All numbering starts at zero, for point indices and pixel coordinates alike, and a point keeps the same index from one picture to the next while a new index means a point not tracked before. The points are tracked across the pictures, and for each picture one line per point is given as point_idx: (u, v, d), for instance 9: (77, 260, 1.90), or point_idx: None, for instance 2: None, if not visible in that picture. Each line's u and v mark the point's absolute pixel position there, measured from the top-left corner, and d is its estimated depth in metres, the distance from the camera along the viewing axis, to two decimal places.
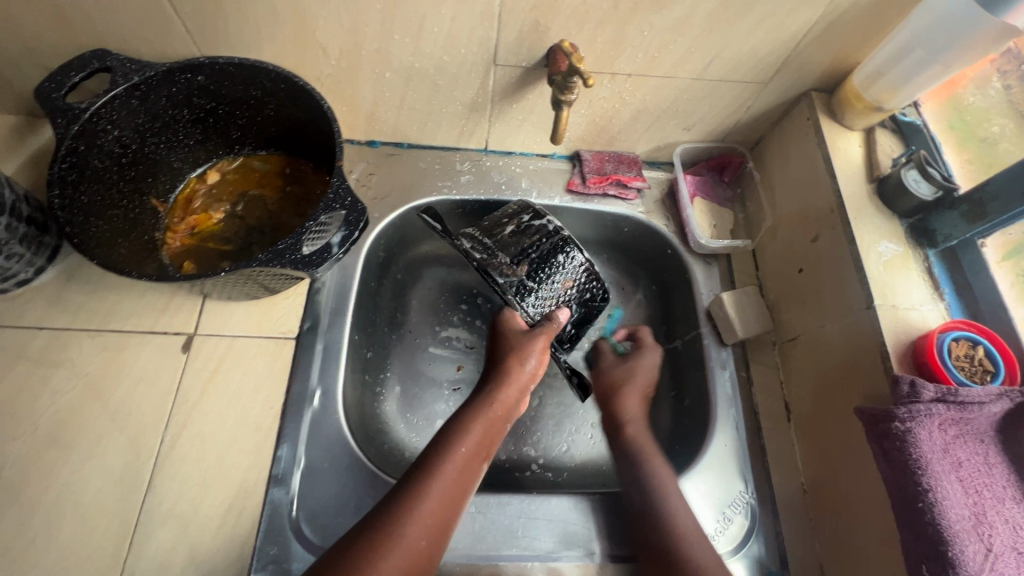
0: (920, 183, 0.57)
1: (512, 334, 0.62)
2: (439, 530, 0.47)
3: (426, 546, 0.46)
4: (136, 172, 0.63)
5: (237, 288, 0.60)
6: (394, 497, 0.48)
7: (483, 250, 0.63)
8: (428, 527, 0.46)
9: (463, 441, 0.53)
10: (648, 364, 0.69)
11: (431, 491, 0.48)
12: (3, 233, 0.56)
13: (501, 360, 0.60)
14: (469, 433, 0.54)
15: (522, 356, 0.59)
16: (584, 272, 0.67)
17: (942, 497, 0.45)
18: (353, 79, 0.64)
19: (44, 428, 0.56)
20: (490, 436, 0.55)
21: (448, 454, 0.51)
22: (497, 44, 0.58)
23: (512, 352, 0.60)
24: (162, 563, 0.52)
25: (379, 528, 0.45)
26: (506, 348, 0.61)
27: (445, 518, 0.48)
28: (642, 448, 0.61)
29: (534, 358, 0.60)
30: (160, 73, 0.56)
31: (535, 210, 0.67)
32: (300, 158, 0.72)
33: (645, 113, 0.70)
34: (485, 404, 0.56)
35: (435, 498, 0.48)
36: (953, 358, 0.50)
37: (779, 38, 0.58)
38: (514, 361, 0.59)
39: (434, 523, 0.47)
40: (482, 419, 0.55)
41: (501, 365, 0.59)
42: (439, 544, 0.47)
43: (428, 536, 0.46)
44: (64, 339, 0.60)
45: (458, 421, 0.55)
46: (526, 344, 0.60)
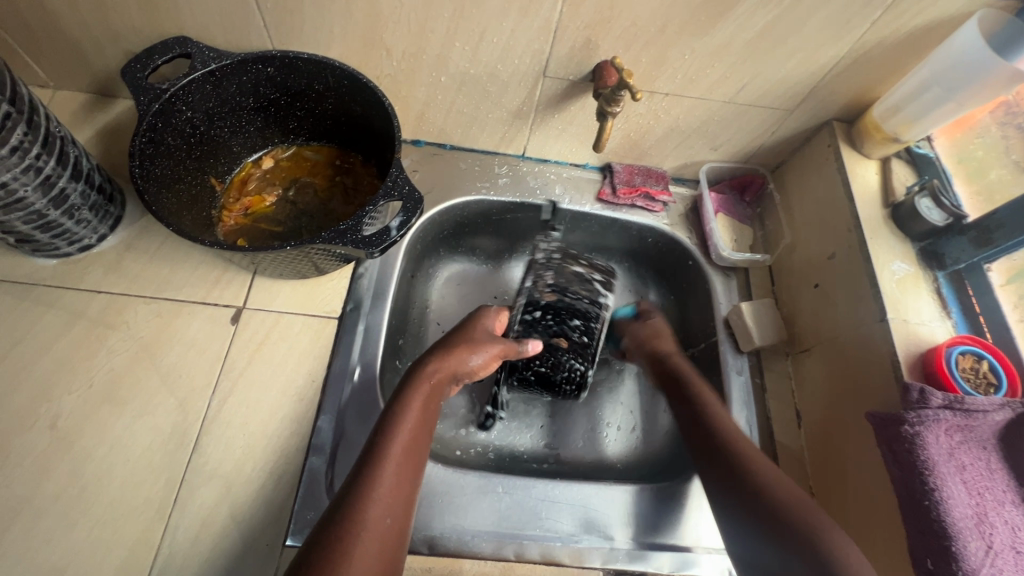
0: (933, 211, 0.62)
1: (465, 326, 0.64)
2: (402, 507, 0.49)
3: (392, 523, 0.48)
4: (201, 152, 0.67)
5: (289, 266, 0.63)
6: (355, 482, 0.49)
7: (544, 260, 0.74)
8: (390, 504, 0.48)
9: (405, 418, 0.54)
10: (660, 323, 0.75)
11: (383, 473, 0.49)
12: (77, 199, 0.60)
13: (447, 346, 0.61)
14: (409, 411, 0.55)
15: (464, 347, 0.62)
16: (583, 347, 0.70)
17: (946, 496, 0.49)
18: (410, 80, 0.68)
19: (99, 385, 0.59)
20: (429, 411, 0.57)
21: (393, 434, 0.52)
22: (549, 57, 0.63)
23: (455, 343, 0.61)
24: (205, 518, 0.54)
25: (345, 514, 0.46)
26: (447, 338, 0.63)
27: (405, 492, 0.50)
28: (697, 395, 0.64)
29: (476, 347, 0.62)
30: (236, 62, 0.60)
31: (609, 282, 0.74)
32: (350, 151, 0.76)
33: (677, 131, 0.74)
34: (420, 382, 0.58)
35: (389, 478, 0.50)
36: (959, 370, 0.54)
37: (807, 70, 0.64)
38: (458, 349, 0.61)
39: (395, 498, 0.49)
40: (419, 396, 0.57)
41: (442, 352, 0.61)
42: (404, 515, 0.49)
43: (391, 512, 0.48)
44: (121, 303, 0.63)
45: (394, 402, 0.56)
46: (477, 338, 0.63)
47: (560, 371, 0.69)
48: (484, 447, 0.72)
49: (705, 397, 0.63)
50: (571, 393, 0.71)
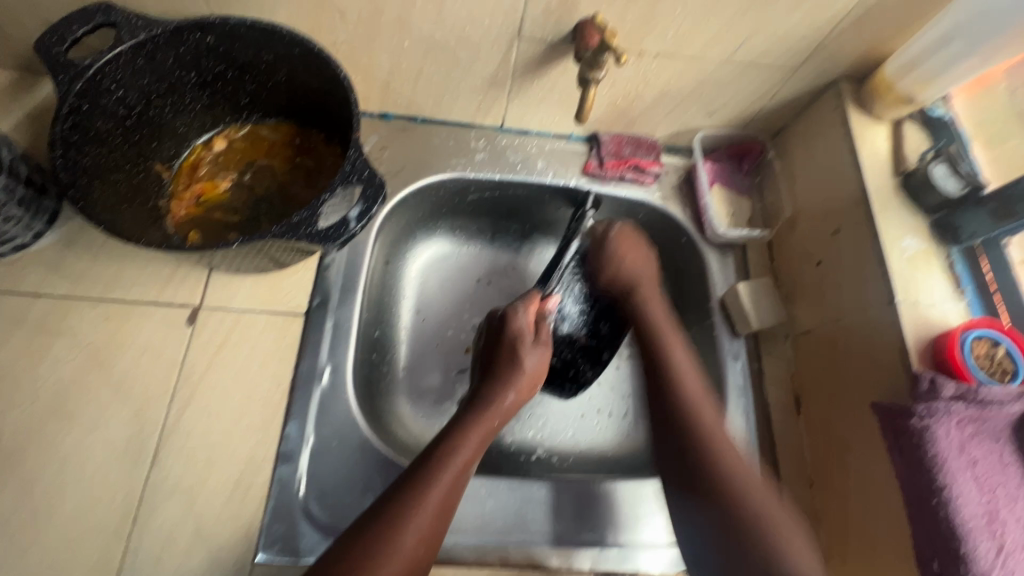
0: (948, 179, 0.57)
1: (517, 340, 0.61)
2: (433, 538, 0.47)
3: (426, 551, 0.46)
4: (140, 135, 0.60)
5: (246, 261, 0.58)
6: (399, 496, 0.47)
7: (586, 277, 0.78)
8: (428, 532, 0.46)
9: (466, 445, 0.52)
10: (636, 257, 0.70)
11: (430, 497, 0.47)
12: (2, 194, 0.53)
13: (509, 372, 0.59)
14: (469, 438, 0.53)
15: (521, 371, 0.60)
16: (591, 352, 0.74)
17: (956, 495, 0.46)
18: (370, 46, 0.61)
19: (44, 398, 0.54)
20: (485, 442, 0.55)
21: (448, 458, 0.50)
22: (524, 16, 0.56)
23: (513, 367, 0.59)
24: (168, 536, 0.51)
25: (379, 536, 0.44)
26: (503, 355, 0.60)
27: (442, 524, 0.48)
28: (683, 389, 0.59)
29: (532, 370, 0.61)
30: (169, 31, 0.53)
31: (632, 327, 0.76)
32: (311, 128, 0.69)
33: (669, 96, 0.68)
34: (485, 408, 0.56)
35: (435, 503, 0.47)
36: (974, 357, 0.50)
37: (815, 23, 0.56)
38: (518, 373, 0.59)
39: (432, 530, 0.47)
40: (483, 422, 0.55)
41: (502, 379, 0.59)
42: (437, 545, 0.48)
43: (427, 541, 0.46)
44: (65, 307, 0.58)
45: (455, 426, 0.54)
46: (533, 361, 0.61)
47: (567, 365, 0.72)
48: None
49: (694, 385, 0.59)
50: (566, 390, 0.72)
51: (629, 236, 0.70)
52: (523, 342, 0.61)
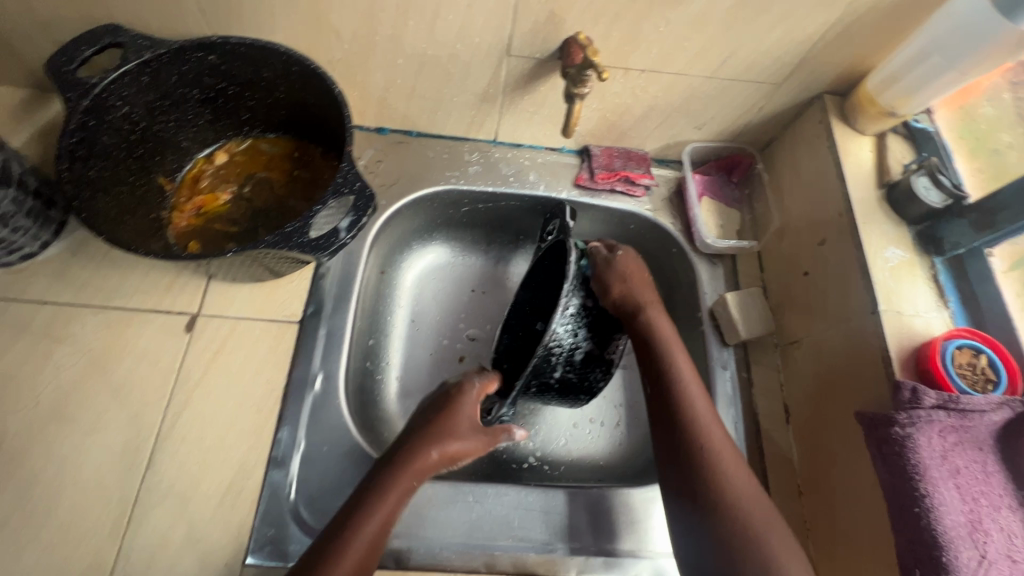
0: (930, 191, 0.58)
1: (453, 405, 0.54)
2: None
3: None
4: (144, 150, 0.62)
5: (242, 270, 0.60)
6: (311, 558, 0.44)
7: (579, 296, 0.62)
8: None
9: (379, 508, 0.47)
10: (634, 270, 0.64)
11: (340, 565, 0.44)
12: (10, 206, 0.56)
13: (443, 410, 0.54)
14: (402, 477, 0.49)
15: (450, 437, 0.52)
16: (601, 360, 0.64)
17: (938, 503, 0.46)
18: (365, 64, 0.63)
19: (45, 402, 0.56)
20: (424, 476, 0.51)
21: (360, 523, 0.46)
22: (511, 34, 0.58)
23: (452, 406, 0.54)
24: (160, 538, 0.52)
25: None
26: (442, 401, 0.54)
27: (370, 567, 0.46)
28: (684, 397, 0.56)
29: (471, 436, 0.54)
30: (172, 50, 0.55)
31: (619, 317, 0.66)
32: (309, 142, 0.72)
33: (656, 111, 0.69)
34: (423, 442, 0.51)
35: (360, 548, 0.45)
36: (955, 366, 0.50)
37: (795, 40, 0.58)
38: (448, 434, 0.53)
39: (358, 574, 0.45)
40: (403, 483, 0.49)
41: (427, 437, 0.52)
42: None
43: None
44: (68, 314, 0.60)
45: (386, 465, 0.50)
46: (467, 429, 0.54)
47: (584, 377, 0.63)
48: None
49: (694, 388, 0.57)
50: (583, 401, 0.66)
51: (630, 262, 0.64)
52: (444, 406, 0.54)
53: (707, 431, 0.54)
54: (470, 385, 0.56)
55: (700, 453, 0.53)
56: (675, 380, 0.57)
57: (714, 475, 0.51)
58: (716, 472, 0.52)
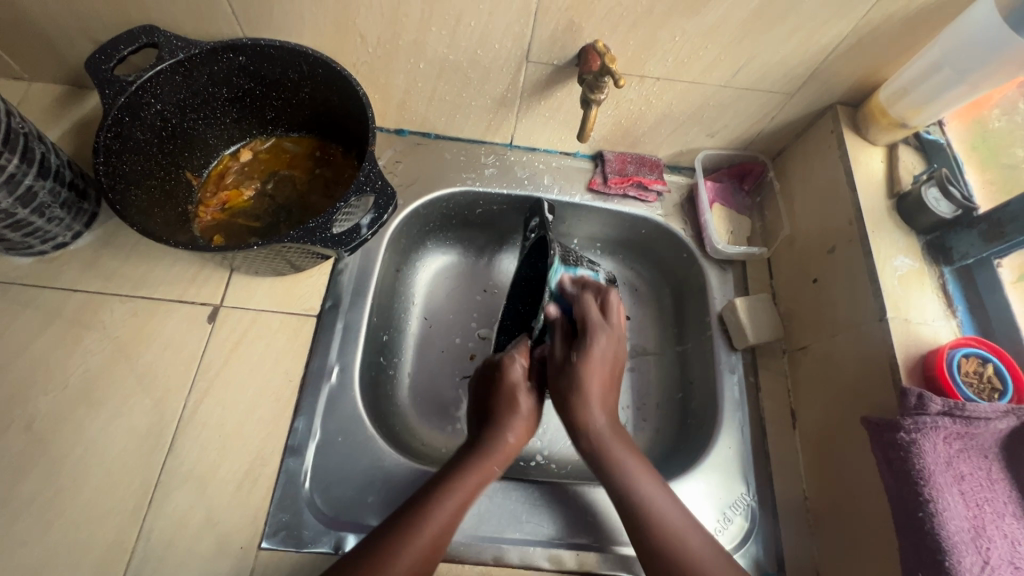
0: (940, 202, 0.58)
1: (512, 390, 0.61)
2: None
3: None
4: (174, 146, 0.65)
5: (265, 263, 0.62)
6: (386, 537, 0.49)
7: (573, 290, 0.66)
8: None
9: (460, 489, 0.53)
10: (599, 352, 0.60)
11: (417, 541, 0.49)
12: (47, 196, 0.58)
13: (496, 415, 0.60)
14: (464, 480, 0.54)
15: (591, 396, 0.59)
16: None
17: (942, 509, 0.46)
18: (388, 68, 0.65)
19: (73, 385, 0.58)
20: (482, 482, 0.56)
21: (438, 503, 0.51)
22: (531, 41, 0.60)
23: (509, 412, 0.60)
24: (180, 520, 0.54)
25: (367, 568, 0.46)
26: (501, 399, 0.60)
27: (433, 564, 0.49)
28: (612, 457, 0.57)
29: (596, 387, 0.60)
30: (205, 51, 0.57)
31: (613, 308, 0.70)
32: (330, 141, 0.74)
33: (670, 118, 0.71)
34: (482, 451, 0.57)
35: (424, 543, 0.49)
36: (962, 374, 0.51)
37: (809, 51, 0.59)
38: (513, 419, 0.60)
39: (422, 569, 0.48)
40: (482, 467, 0.56)
41: (498, 423, 0.59)
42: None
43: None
44: (97, 302, 0.62)
45: (452, 468, 0.55)
46: (528, 409, 0.61)
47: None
48: None
49: (634, 464, 0.56)
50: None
51: (598, 308, 0.63)
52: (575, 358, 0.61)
53: (630, 489, 0.55)
54: (597, 336, 0.60)
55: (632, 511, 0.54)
56: (611, 457, 0.57)
57: (653, 527, 0.52)
58: (657, 512, 0.53)
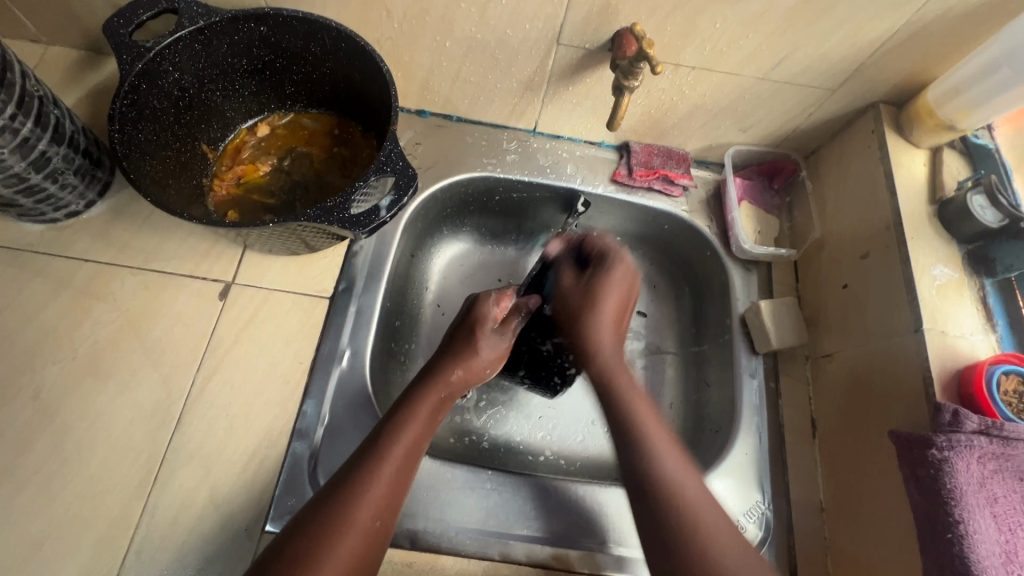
0: (986, 210, 0.56)
1: (480, 321, 0.62)
2: (389, 509, 0.48)
3: (380, 525, 0.47)
4: (191, 117, 0.63)
5: (279, 242, 0.60)
6: (350, 473, 0.48)
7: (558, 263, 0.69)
8: (382, 506, 0.47)
9: (414, 418, 0.53)
10: (617, 277, 0.65)
11: (380, 472, 0.48)
12: (60, 162, 0.57)
13: (454, 352, 0.59)
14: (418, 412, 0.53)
15: (599, 318, 0.63)
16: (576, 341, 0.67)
17: (973, 531, 0.44)
18: (412, 45, 0.63)
19: (82, 357, 0.57)
20: (437, 414, 0.56)
21: (397, 433, 0.51)
22: (563, 22, 0.57)
23: (466, 348, 0.60)
24: (185, 499, 0.53)
25: (337, 509, 0.45)
26: (461, 333, 0.61)
27: (398, 495, 0.49)
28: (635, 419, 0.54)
29: (610, 309, 0.63)
30: (225, 19, 0.56)
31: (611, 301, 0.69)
32: (349, 119, 0.72)
33: (702, 110, 0.68)
34: (434, 384, 0.56)
35: (386, 480, 0.48)
36: (1001, 392, 0.49)
37: (856, 44, 0.56)
38: (470, 352, 0.60)
39: (387, 502, 0.47)
40: (432, 394, 0.55)
41: (455, 356, 0.59)
42: (393, 521, 0.48)
43: (382, 515, 0.47)
44: (108, 273, 0.61)
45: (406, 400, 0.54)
46: (492, 342, 0.61)
47: (559, 355, 0.67)
48: (478, 437, 0.70)
49: (649, 421, 0.54)
50: (556, 385, 0.68)
51: (614, 296, 0.64)
52: (588, 279, 0.65)
53: (655, 456, 0.51)
54: (614, 263, 0.65)
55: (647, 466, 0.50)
56: (630, 412, 0.55)
57: (658, 480, 0.49)
58: (667, 477, 0.49)
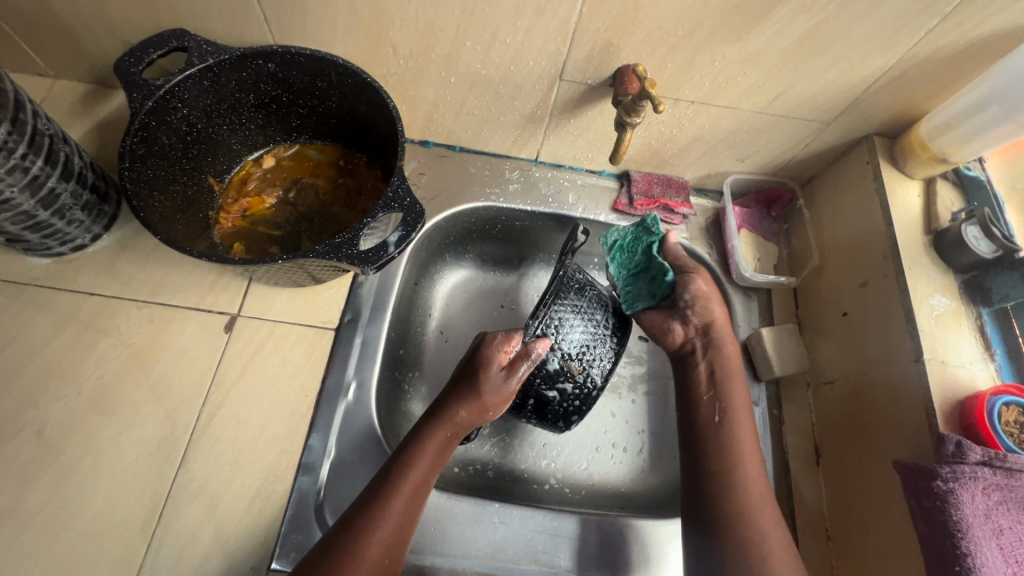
0: (980, 241, 0.57)
1: (482, 365, 0.57)
2: (396, 545, 0.49)
3: (389, 561, 0.49)
4: (198, 151, 0.64)
5: (285, 275, 0.61)
6: (362, 507, 0.50)
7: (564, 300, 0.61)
8: (390, 544, 0.49)
9: (422, 455, 0.53)
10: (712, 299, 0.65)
11: (389, 512, 0.49)
12: (67, 198, 0.57)
13: (459, 392, 0.57)
14: (425, 449, 0.54)
15: (722, 341, 0.64)
16: (587, 381, 0.63)
17: (980, 564, 0.45)
18: (418, 80, 0.64)
19: (86, 392, 0.57)
20: (446, 449, 0.56)
21: (406, 469, 0.52)
22: (566, 59, 0.59)
23: (470, 387, 0.57)
24: (190, 537, 0.53)
25: (345, 548, 0.47)
26: (468, 373, 0.57)
27: (404, 532, 0.50)
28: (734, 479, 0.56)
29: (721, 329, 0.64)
30: (235, 57, 0.57)
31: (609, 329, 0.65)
32: (355, 151, 0.73)
33: (701, 141, 0.69)
34: (439, 421, 0.56)
35: (393, 519, 0.49)
36: (1002, 423, 0.49)
37: (849, 82, 0.58)
38: (473, 394, 0.57)
39: (394, 541, 0.49)
40: (439, 432, 0.55)
41: (459, 396, 0.57)
42: (402, 553, 0.50)
43: (391, 552, 0.49)
44: (112, 307, 0.61)
45: (414, 437, 0.55)
46: (495, 387, 0.57)
47: (565, 401, 0.62)
48: (483, 465, 0.69)
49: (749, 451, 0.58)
50: (560, 427, 0.64)
51: (712, 303, 0.64)
52: (688, 291, 0.64)
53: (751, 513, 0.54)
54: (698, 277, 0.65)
55: (713, 503, 0.55)
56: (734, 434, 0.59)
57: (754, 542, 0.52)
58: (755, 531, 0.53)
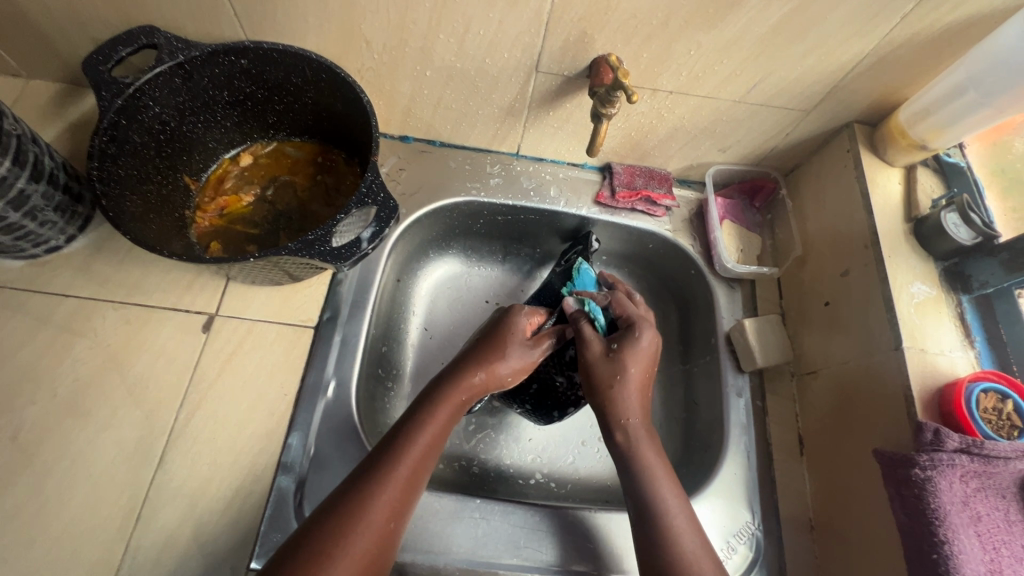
0: (960, 227, 0.57)
1: (508, 332, 0.59)
2: (401, 512, 0.47)
3: (393, 526, 0.46)
4: (172, 149, 0.63)
5: (262, 273, 0.60)
6: (365, 471, 0.48)
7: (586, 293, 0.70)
8: (396, 508, 0.47)
9: (432, 421, 0.51)
10: (641, 355, 0.57)
11: (396, 475, 0.47)
12: (39, 200, 0.57)
13: (479, 355, 0.57)
14: (437, 412, 0.52)
15: (625, 399, 0.55)
16: None
17: (958, 551, 0.45)
18: (393, 74, 0.64)
19: (62, 395, 0.57)
20: (456, 414, 0.54)
21: (415, 434, 0.50)
22: (541, 50, 0.58)
23: (489, 352, 0.57)
24: (169, 538, 0.52)
25: (348, 511, 0.45)
26: (491, 339, 0.59)
27: (408, 499, 0.48)
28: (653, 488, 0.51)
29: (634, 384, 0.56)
30: (206, 54, 0.56)
31: None
32: (333, 148, 0.72)
33: (681, 132, 0.69)
34: (453, 383, 0.54)
35: (400, 482, 0.47)
36: (980, 410, 0.49)
37: (826, 69, 0.58)
38: (498, 357, 0.57)
39: (399, 507, 0.47)
40: (453, 395, 0.54)
41: (480, 357, 0.57)
42: (403, 524, 0.48)
43: (396, 517, 0.46)
44: (88, 309, 0.61)
45: (424, 401, 0.53)
46: (519, 353, 0.59)
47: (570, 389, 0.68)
48: (468, 461, 0.69)
49: (661, 474, 0.53)
50: (553, 419, 0.68)
51: (642, 373, 0.57)
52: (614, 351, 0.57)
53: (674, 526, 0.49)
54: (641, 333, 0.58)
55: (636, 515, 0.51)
56: (643, 464, 0.53)
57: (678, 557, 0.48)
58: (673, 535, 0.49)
